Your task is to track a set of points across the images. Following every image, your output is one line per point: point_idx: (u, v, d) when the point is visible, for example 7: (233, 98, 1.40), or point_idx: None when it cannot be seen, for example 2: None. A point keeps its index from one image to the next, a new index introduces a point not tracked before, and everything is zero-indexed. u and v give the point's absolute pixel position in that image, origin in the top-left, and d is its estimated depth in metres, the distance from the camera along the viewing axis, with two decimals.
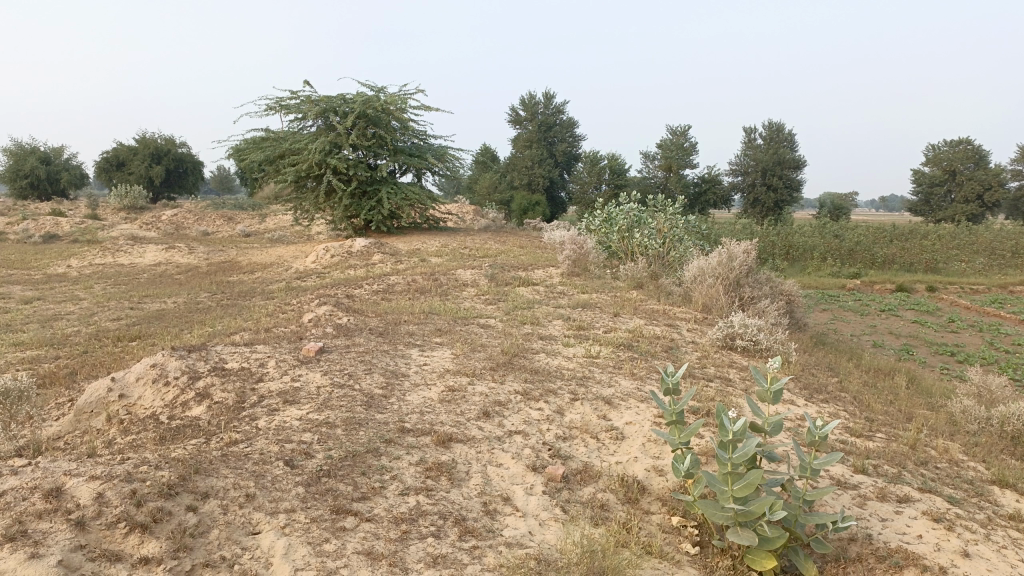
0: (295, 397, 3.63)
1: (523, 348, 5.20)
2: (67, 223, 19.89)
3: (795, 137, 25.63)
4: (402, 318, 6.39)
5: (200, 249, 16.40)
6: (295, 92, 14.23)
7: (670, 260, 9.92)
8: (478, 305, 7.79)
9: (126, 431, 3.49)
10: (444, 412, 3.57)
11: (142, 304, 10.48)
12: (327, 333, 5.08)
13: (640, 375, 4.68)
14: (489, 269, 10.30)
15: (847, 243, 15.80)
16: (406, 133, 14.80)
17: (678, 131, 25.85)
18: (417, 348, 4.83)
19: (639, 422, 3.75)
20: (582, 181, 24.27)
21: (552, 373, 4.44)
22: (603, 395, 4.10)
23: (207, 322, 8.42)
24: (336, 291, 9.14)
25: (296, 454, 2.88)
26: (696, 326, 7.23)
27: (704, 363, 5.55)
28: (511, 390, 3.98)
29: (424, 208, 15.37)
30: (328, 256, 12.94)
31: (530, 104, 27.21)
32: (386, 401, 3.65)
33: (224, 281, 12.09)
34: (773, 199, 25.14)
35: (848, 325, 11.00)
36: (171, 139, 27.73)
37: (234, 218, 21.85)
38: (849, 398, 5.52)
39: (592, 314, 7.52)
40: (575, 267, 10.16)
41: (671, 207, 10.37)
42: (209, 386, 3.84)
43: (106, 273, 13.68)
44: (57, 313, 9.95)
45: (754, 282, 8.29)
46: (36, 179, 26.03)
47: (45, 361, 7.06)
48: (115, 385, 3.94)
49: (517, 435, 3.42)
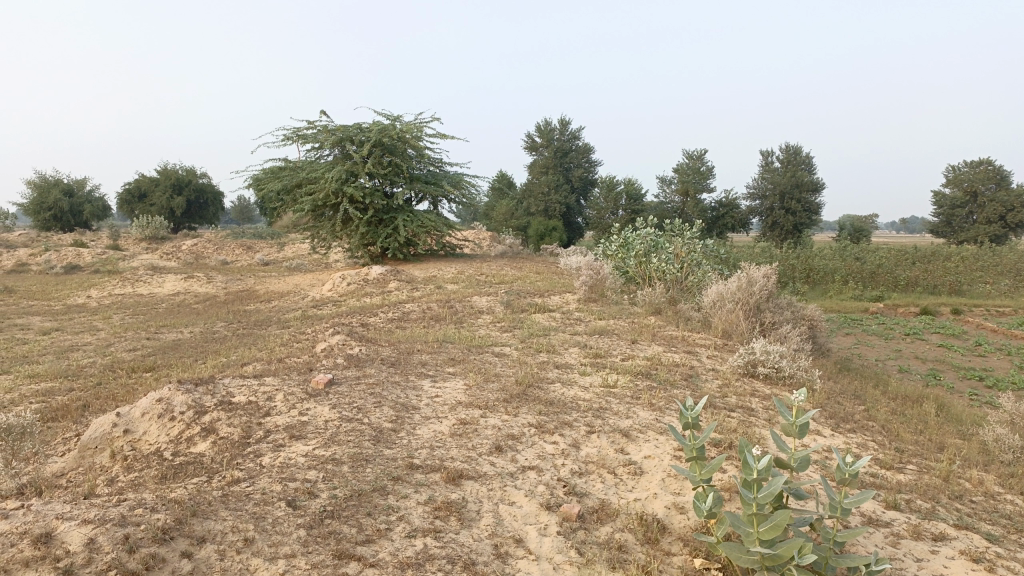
0: (302, 432, 3.53)
1: (538, 377, 5.07)
2: (89, 253, 20.12)
3: (813, 159, 25.45)
4: (416, 347, 6.28)
5: (218, 278, 16.47)
6: (312, 122, 14.32)
7: (688, 285, 9.77)
8: (493, 333, 7.68)
9: (128, 469, 3.39)
10: (455, 447, 3.45)
11: (159, 334, 10.48)
12: (337, 364, 4.98)
13: (659, 406, 4.53)
14: (504, 296, 10.21)
15: (868, 265, 15.57)
16: (422, 161, 14.82)
17: (694, 155, 25.77)
18: (429, 379, 4.71)
19: (658, 456, 3.60)
20: (598, 207, 24.21)
21: (567, 404, 4.31)
22: (620, 427, 3.96)
23: (222, 352, 8.37)
24: (350, 320, 9.07)
25: (300, 493, 2.77)
26: (715, 353, 7.07)
27: (724, 392, 5.38)
28: (525, 422, 3.85)
29: (440, 235, 15.35)
30: (345, 284, 12.91)
31: (545, 131, 27.30)
32: (395, 435, 3.53)
33: (240, 311, 12.08)
34: (791, 222, 24.93)
35: (872, 350, 10.77)
36: (192, 170, 28.07)
37: (252, 247, 21.98)
38: (877, 427, 5.32)
39: (609, 341, 7.37)
40: (591, 293, 10.05)
41: (688, 232, 10.25)
42: (215, 420, 3.74)
43: (124, 304, 13.73)
44: (74, 344, 9.95)
45: (774, 307, 8.12)
46: (59, 211, 26.39)
47: (59, 393, 7.02)
48: (120, 420, 3.85)
49: (530, 471, 3.29)
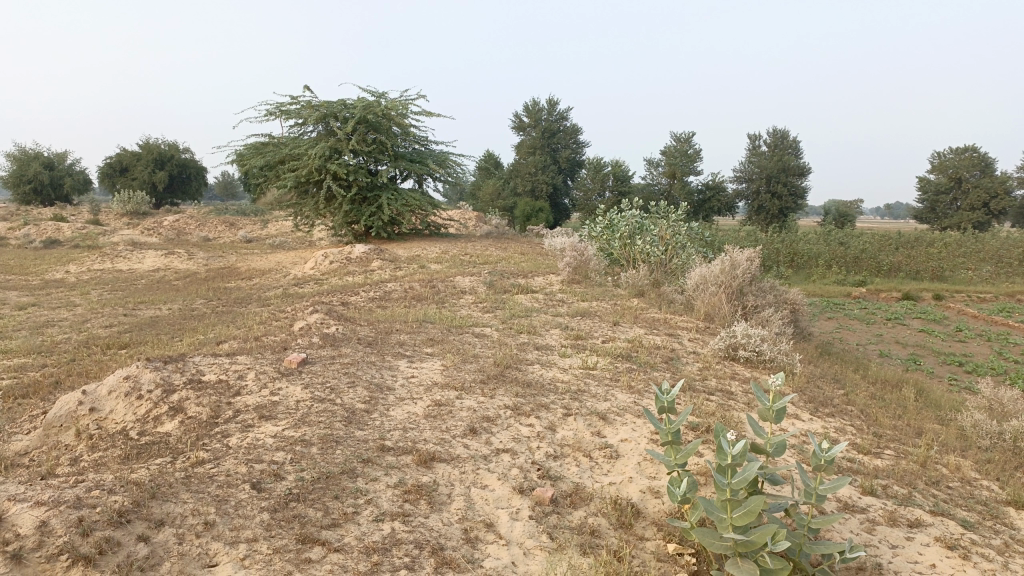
0: (272, 412, 3.45)
1: (516, 358, 5.00)
2: (68, 228, 19.81)
3: (800, 144, 25.43)
4: (395, 327, 6.20)
5: (199, 254, 16.27)
6: (296, 97, 14.09)
7: (672, 268, 9.72)
8: (475, 313, 7.60)
9: (92, 448, 3.31)
10: (429, 429, 3.38)
11: (137, 310, 10.32)
12: (312, 344, 4.89)
13: (638, 389, 4.49)
14: (487, 276, 10.13)
15: (852, 250, 15.60)
16: (407, 139, 14.65)
17: (682, 137, 25.70)
18: (406, 359, 4.64)
19: (635, 439, 3.56)
20: (585, 188, 24.10)
21: (545, 386, 4.26)
22: (597, 410, 3.91)
23: (200, 330, 8.24)
24: (331, 298, 8.97)
25: (265, 475, 2.69)
26: (697, 336, 7.04)
27: (704, 375, 5.36)
28: (501, 404, 3.79)
29: (424, 213, 15.22)
30: (327, 263, 12.77)
31: (533, 110, 27.08)
32: (368, 416, 3.47)
33: (221, 288, 11.92)
34: (777, 206, 24.95)
35: (853, 335, 10.80)
36: (174, 145, 27.66)
37: (235, 224, 21.73)
38: (856, 411, 5.31)
39: (591, 322, 7.32)
40: (575, 274, 9.99)
41: (673, 214, 10.20)
42: (183, 399, 3.66)
43: (103, 279, 13.52)
44: (50, 320, 9.78)
45: (757, 290, 8.10)
46: (38, 184, 25.95)
47: (31, 369, 6.89)
48: (86, 398, 3.76)
49: (504, 454, 3.23)
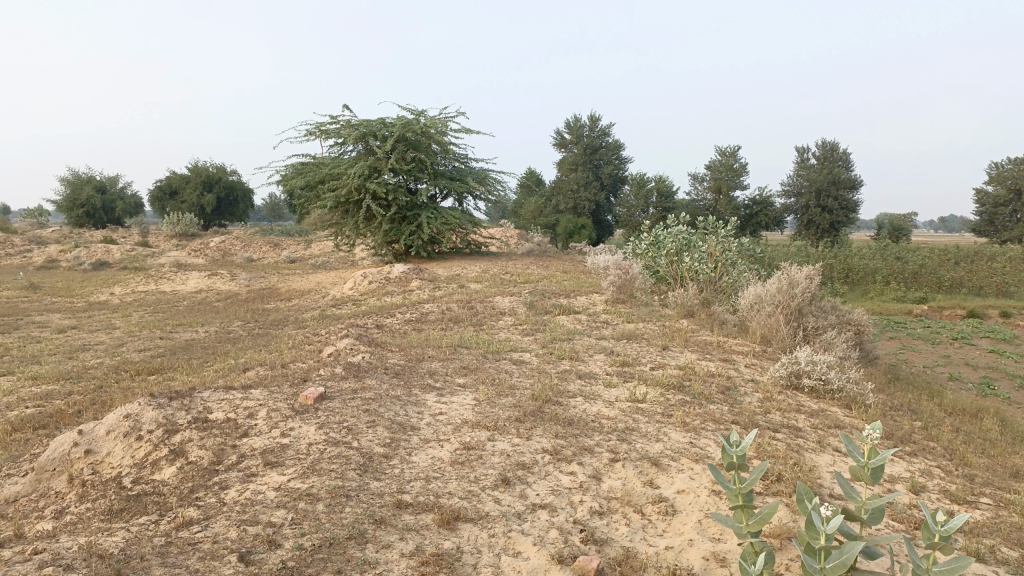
0: (279, 459, 3.06)
1: (558, 391, 4.54)
2: (118, 250, 19.97)
3: (850, 156, 24.50)
4: (426, 353, 5.79)
5: (242, 275, 16.18)
6: (335, 116, 13.93)
7: (722, 286, 9.16)
8: (514, 337, 7.17)
9: (81, 497, 2.96)
10: (454, 479, 2.95)
11: (173, 333, 10.13)
12: (335, 375, 4.50)
13: (694, 427, 3.99)
14: (528, 296, 9.69)
15: (910, 265, 14.79)
16: (447, 157, 14.35)
17: (728, 151, 25.18)
18: (436, 393, 4.22)
19: (694, 490, 3.08)
20: (628, 204, 23.59)
21: (589, 424, 3.79)
22: (649, 454, 3.43)
23: (231, 355, 7.96)
24: (366, 321, 8.62)
25: (258, 543, 2.30)
26: (754, 362, 6.50)
27: (767, 409, 4.82)
28: (539, 447, 3.34)
29: (465, 232, 14.88)
30: (366, 283, 12.50)
31: (575, 127, 26.69)
32: (387, 463, 3.05)
33: (259, 309, 11.70)
34: (827, 220, 24.04)
35: (919, 356, 10.06)
36: (222, 167, 27.97)
37: (279, 244, 21.74)
38: (938, 449, 4.72)
39: (637, 347, 6.81)
40: (619, 294, 9.49)
41: (722, 230, 9.61)
42: (186, 442, 3.29)
43: (146, 301, 13.46)
44: (87, 344, 9.62)
45: (818, 310, 7.50)
46: (91, 208, 26.37)
47: (57, 397, 6.64)
48: (82, 439, 3.41)
49: (541, 510, 2.78)
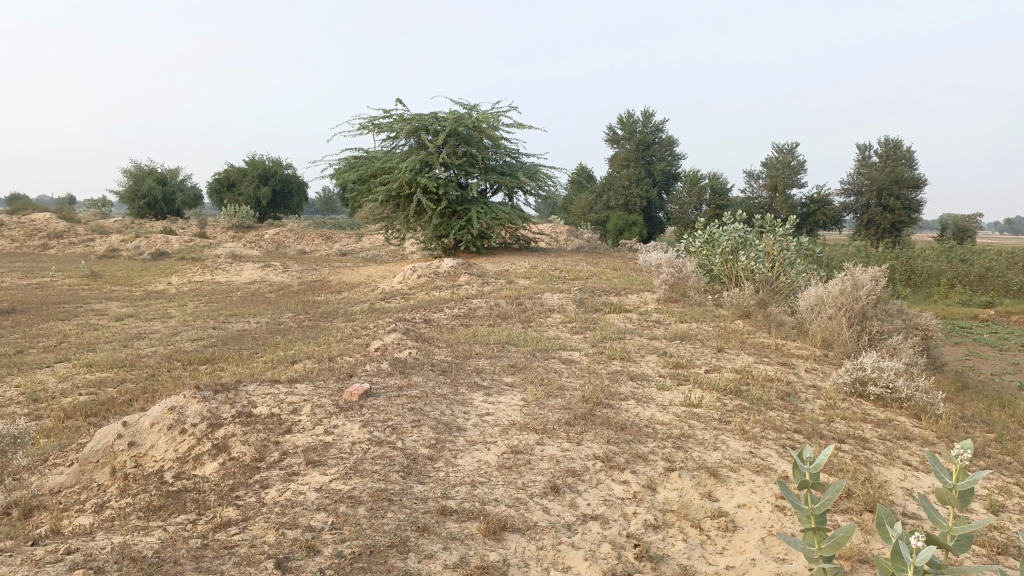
0: (321, 457, 2.96)
1: (610, 393, 4.37)
2: (176, 240, 20.42)
3: (914, 154, 23.58)
4: (474, 350, 5.67)
5: (294, 267, 16.36)
6: (388, 111, 13.94)
7: (779, 286, 8.84)
8: (563, 335, 7.02)
9: (122, 492, 2.92)
10: (501, 484, 2.81)
11: (226, 324, 10.24)
12: (381, 370, 4.41)
13: (753, 436, 3.78)
14: (577, 293, 9.51)
15: (976, 267, 14.15)
16: (498, 151, 14.22)
17: (785, 148, 24.51)
18: (483, 392, 4.09)
19: (757, 505, 2.89)
20: (681, 201, 23.17)
21: (642, 429, 3.61)
22: (707, 464, 3.24)
23: (281, 346, 7.99)
24: (414, 315, 8.57)
25: (294, 549, 2.20)
26: (815, 367, 6.21)
27: (830, 418, 4.57)
28: (590, 453, 3.18)
29: (515, 227, 14.75)
30: (415, 277, 12.46)
31: (628, 122, 26.35)
32: (431, 466, 2.93)
33: (310, 301, 11.78)
34: (888, 220, 23.21)
35: (986, 363, 9.57)
36: (278, 160, 28.39)
37: (331, 236, 21.94)
38: (1017, 464, 4.40)
39: (691, 348, 6.57)
40: (672, 293, 9.23)
41: (780, 228, 9.25)
42: (229, 436, 3.23)
43: (201, 291, 13.70)
44: (142, 332, 9.80)
45: (883, 314, 7.15)
46: (152, 199, 27.07)
47: (111, 385, 6.74)
48: (126, 431, 3.39)
49: (592, 522, 2.62)
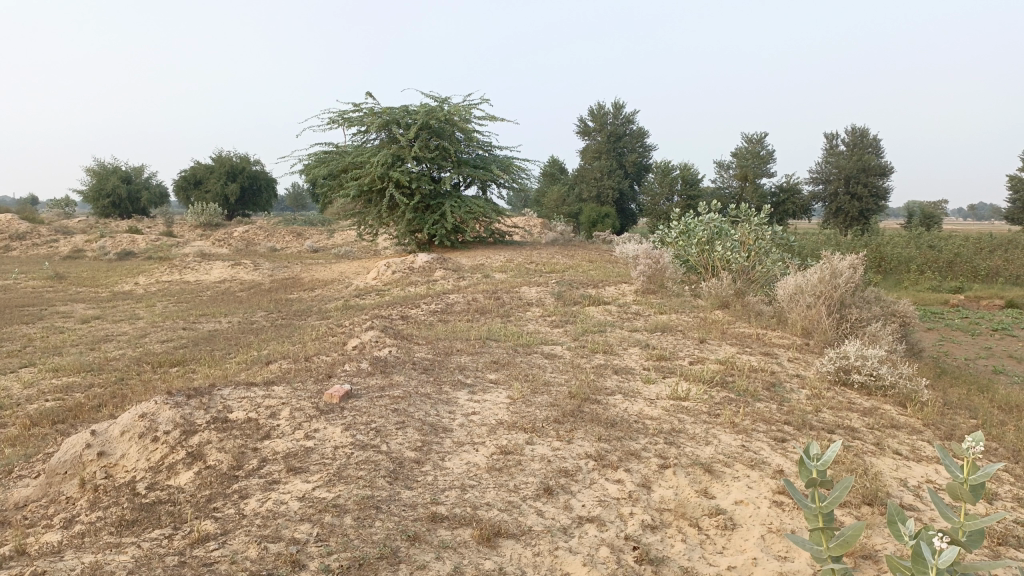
0: (302, 464, 2.83)
1: (596, 388, 4.28)
2: (143, 239, 19.97)
3: (881, 142, 23.84)
4: (455, 347, 5.55)
5: (265, 265, 16.07)
6: (358, 104, 13.71)
7: (756, 276, 8.83)
8: (543, 329, 6.92)
9: (92, 505, 2.77)
10: (492, 487, 2.71)
11: (197, 324, 10.00)
12: (361, 370, 4.28)
13: (744, 428, 3.71)
14: (555, 286, 9.42)
15: (944, 254, 14.31)
16: (471, 144, 14.07)
17: (754, 138, 24.66)
18: (467, 391, 3.97)
19: (754, 501, 2.82)
20: (653, 192, 23.19)
21: (632, 426, 3.53)
22: (701, 459, 3.16)
23: (255, 346, 7.80)
24: (390, 311, 8.42)
25: (279, 565, 2.08)
26: (797, 356, 6.19)
27: (817, 409, 4.53)
28: (582, 451, 3.09)
29: (489, 221, 14.62)
30: (390, 273, 12.29)
31: (599, 114, 26.32)
32: (418, 470, 2.81)
33: (282, 299, 11.54)
34: (856, 208, 23.46)
35: (959, 348, 9.66)
36: (245, 157, 27.90)
37: (302, 233, 21.63)
38: (1003, 450, 4.39)
39: (673, 340, 6.52)
40: (649, 284, 9.18)
41: (756, 217, 9.22)
42: (205, 443, 3.08)
43: (170, 291, 13.39)
44: (109, 334, 9.52)
45: (861, 301, 7.15)
46: (117, 198, 26.48)
47: (78, 390, 6.51)
48: (95, 440, 3.22)
49: (588, 524, 2.53)
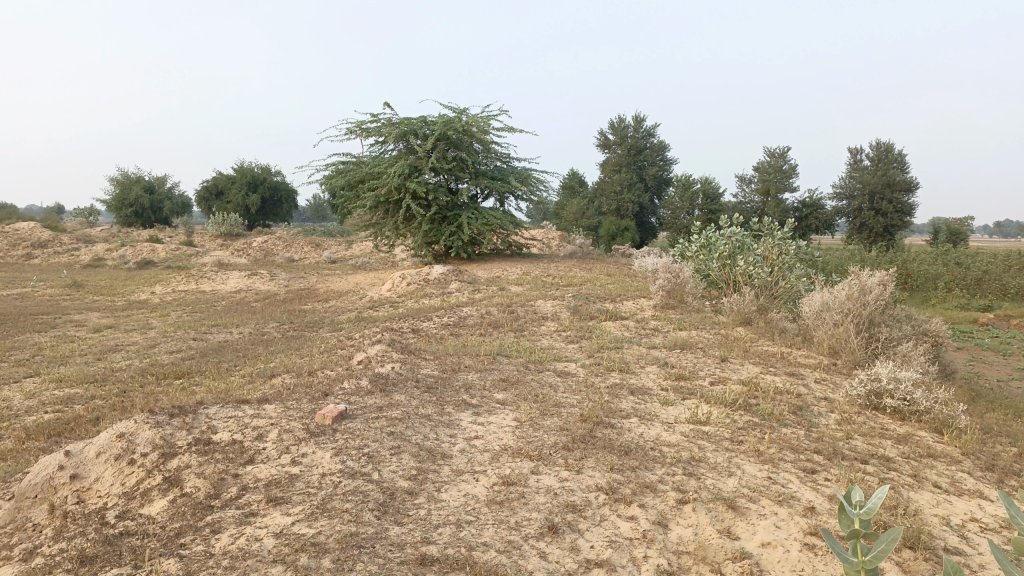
0: (284, 494, 2.59)
1: (610, 410, 4.00)
2: (162, 248, 19.96)
3: (906, 157, 23.35)
4: (464, 363, 5.29)
5: (281, 275, 15.94)
6: (376, 115, 13.58)
7: (778, 292, 8.49)
8: (557, 345, 6.66)
9: (56, 534, 2.54)
10: (491, 524, 2.45)
11: (207, 334, 9.84)
12: (360, 389, 4.02)
13: (771, 459, 3.42)
14: (572, 300, 9.14)
15: (973, 271, 13.85)
16: (489, 156, 13.87)
17: (777, 152, 24.27)
18: (471, 412, 3.71)
19: (783, 543, 2.53)
20: (673, 206, 22.89)
21: (648, 453, 3.25)
22: (723, 494, 2.87)
23: (262, 358, 7.60)
24: (401, 324, 8.18)
25: None
26: (825, 377, 5.87)
27: (849, 436, 4.21)
28: (592, 483, 2.82)
29: (506, 233, 14.38)
30: (404, 285, 12.10)
31: (619, 128, 26.12)
32: (410, 503, 2.56)
33: (296, 310, 11.37)
34: (881, 224, 22.97)
35: (991, 369, 9.25)
36: (267, 168, 27.94)
37: (320, 244, 21.53)
38: None
39: (693, 358, 6.22)
40: (669, 299, 8.87)
41: (779, 231, 8.89)
42: (183, 468, 2.85)
43: (185, 300, 13.29)
44: (119, 344, 9.38)
45: (891, 320, 6.82)
46: (140, 208, 26.60)
47: (79, 402, 6.33)
48: (69, 462, 3.00)
49: (596, 569, 2.26)
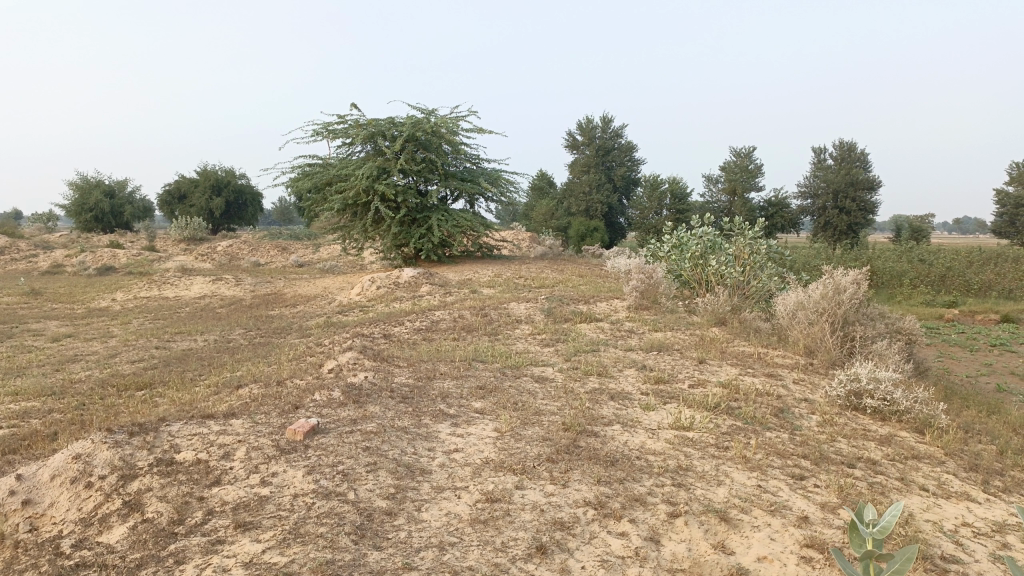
0: (254, 518, 2.42)
1: (591, 417, 3.88)
2: (124, 254, 19.44)
3: (868, 156, 23.69)
4: (438, 370, 5.13)
5: (247, 280, 15.60)
6: (342, 116, 13.32)
7: (750, 292, 8.46)
8: (533, 349, 6.53)
9: (6, 567, 2.35)
10: (476, 546, 2.32)
11: (171, 342, 9.55)
12: (331, 401, 3.85)
13: (759, 466, 3.33)
14: (545, 302, 9.03)
15: (937, 267, 14.02)
16: (458, 157, 13.71)
17: (743, 151, 24.46)
18: (449, 423, 3.57)
19: (779, 558, 2.43)
20: (641, 206, 22.94)
21: (635, 464, 3.14)
22: (714, 505, 2.77)
23: (228, 367, 7.35)
24: (372, 329, 7.98)
25: None
26: (803, 377, 5.82)
27: (832, 439, 4.14)
28: (579, 498, 2.70)
29: (477, 235, 14.23)
30: (374, 288, 11.87)
31: (587, 128, 26.12)
32: (389, 524, 2.41)
33: (263, 316, 11.10)
34: (845, 222, 23.26)
35: (958, 365, 9.33)
36: (231, 171, 27.42)
37: (287, 248, 21.16)
38: None
39: (670, 361, 6.14)
40: (642, 300, 8.79)
41: (750, 230, 8.87)
42: (144, 491, 2.67)
43: (148, 307, 12.92)
44: (78, 354, 9.05)
45: (865, 317, 6.80)
46: (99, 212, 25.94)
47: (35, 417, 6.04)
48: (20, 486, 2.79)
49: None
